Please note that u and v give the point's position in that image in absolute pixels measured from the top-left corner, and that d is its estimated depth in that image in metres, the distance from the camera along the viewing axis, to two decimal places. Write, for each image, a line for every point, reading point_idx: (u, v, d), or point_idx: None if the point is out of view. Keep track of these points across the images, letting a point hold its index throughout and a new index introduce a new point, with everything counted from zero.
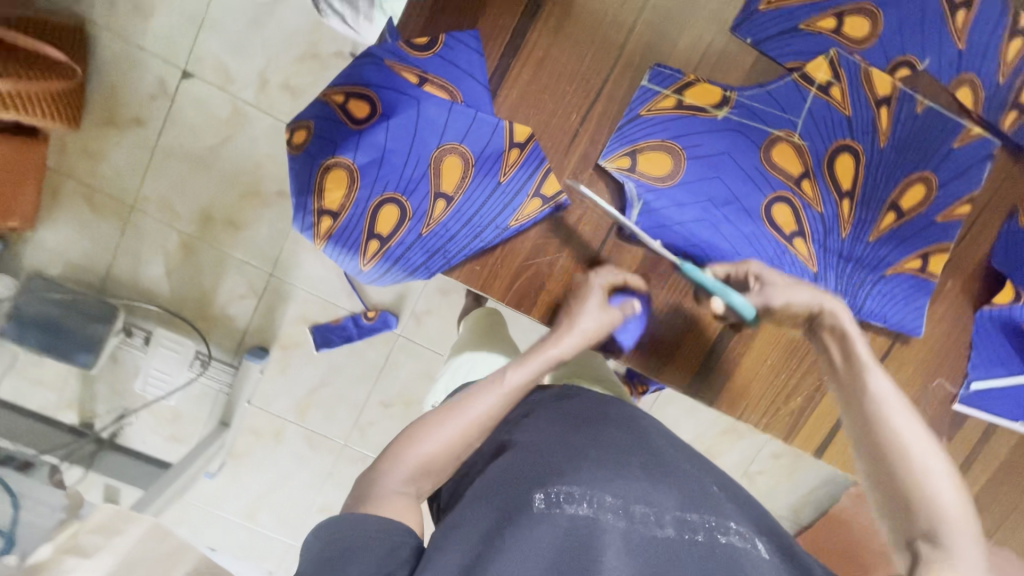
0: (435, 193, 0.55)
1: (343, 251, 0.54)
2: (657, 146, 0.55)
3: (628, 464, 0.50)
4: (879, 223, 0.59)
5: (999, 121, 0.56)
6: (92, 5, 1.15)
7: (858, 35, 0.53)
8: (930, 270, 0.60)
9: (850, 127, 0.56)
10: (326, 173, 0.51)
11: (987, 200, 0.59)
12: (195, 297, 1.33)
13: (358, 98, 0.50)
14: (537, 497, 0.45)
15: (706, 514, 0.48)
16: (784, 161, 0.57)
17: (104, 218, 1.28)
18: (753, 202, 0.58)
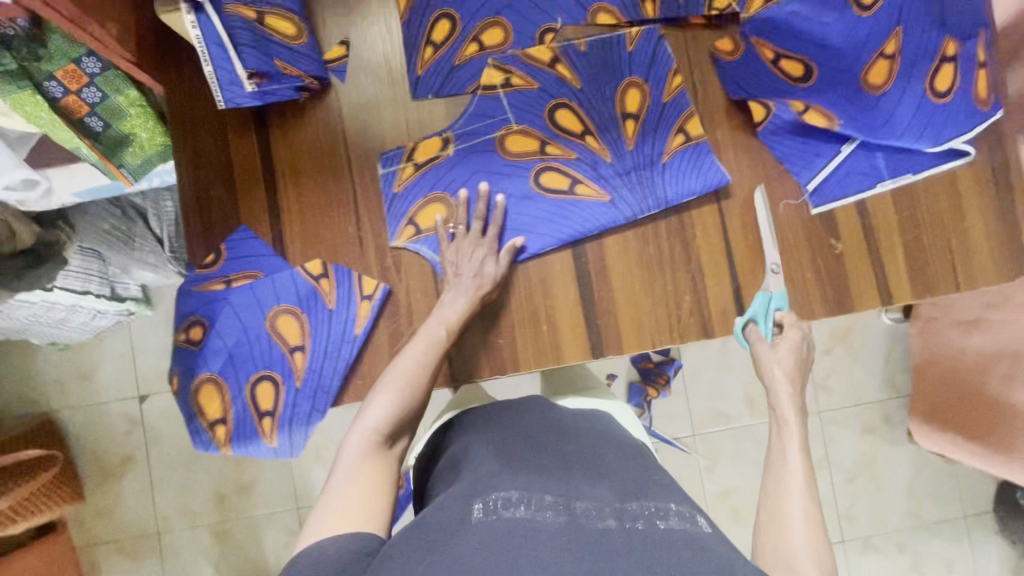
0: (288, 351, 0.63)
1: (247, 442, 0.62)
2: (426, 203, 0.65)
3: (568, 475, 0.53)
4: (626, 133, 0.66)
5: (643, 15, 0.68)
6: (50, 397, 1.33)
7: (498, 40, 0.66)
8: (694, 135, 0.66)
9: (547, 91, 0.66)
10: (200, 391, 0.62)
11: (688, 62, 0.68)
12: (249, 573, 1.35)
13: (194, 326, 0.63)
14: (474, 507, 0.47)
15: (645, 503, 0.49)
16: (520, 146, 0.65)
17: (142, 558, 1.35)
18: (524, 188, 0.65)
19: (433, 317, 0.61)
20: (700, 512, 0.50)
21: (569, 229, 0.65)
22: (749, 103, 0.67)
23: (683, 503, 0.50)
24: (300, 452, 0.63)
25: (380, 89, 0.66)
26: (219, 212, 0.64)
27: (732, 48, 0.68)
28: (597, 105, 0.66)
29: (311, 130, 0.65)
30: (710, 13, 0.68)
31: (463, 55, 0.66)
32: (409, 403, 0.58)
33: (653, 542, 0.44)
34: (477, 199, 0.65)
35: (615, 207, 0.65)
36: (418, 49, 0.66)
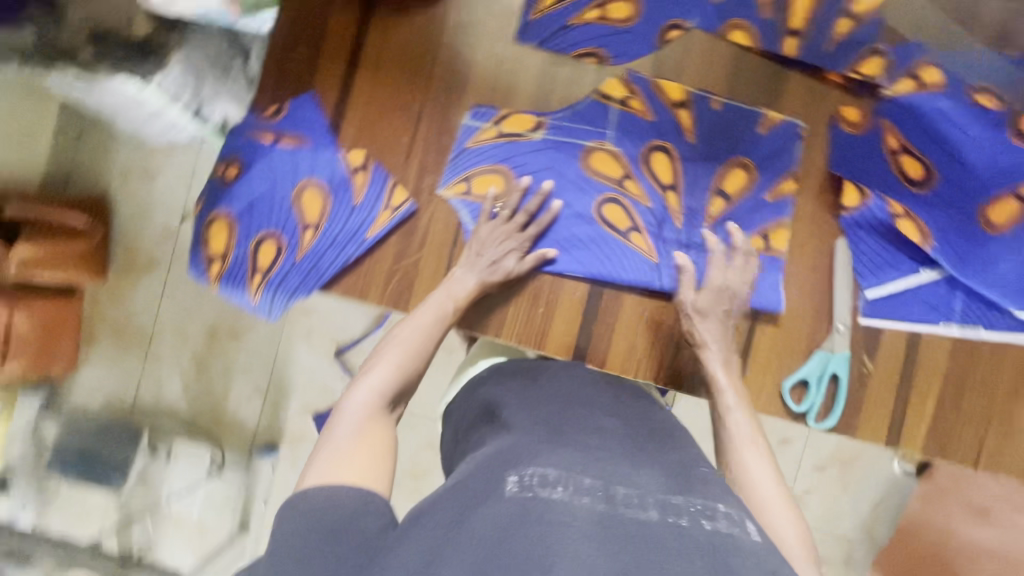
0: (302, 225, 0.64)
1: (233, 288, 0.65)
2: (485, 172, 0.64)
3: (611, 454, 0.46)
4: (709, 210, 0.63)
5: (780, 49, 0.62)
6: None
7: (622, 16, 0.63)
8: (773, 246, 0.63)
9: (657, 130, 0.63)
10: (213, 225, 0.65)
11: (805, 115, 0.63)
12: (208, 408, 1.39)
13: (231, 165, 0.65)
14: (509, 480, 0.41)
15: (693, 499, 0.42)
16: (604, 168, 0.63)
17: (126, 350, 1.39)
18: (584, 205, 0.63)
19: (443, 291, 0.60)
20: (750, 516, 0.43)
21: (603, 266, 0.62)
22: (845, 182, 0.62)
23: (734, 504, 0.43)
24: (275, 320, 0.66)
25: (488, 19, 0.64)
26: (295, 74, 0.65)
27: (857, 121, 0.62)
28: (697, 167, 0.64)
29: (408, 33, 0.64)
30: (850, 75, 0.61)
31: (581, 18, 0.63)
32: (414, 364, 0.57)
33: (707, 550, 0.37)
34: (535, 194, 0.63)
35: (659, 270, 0.63)
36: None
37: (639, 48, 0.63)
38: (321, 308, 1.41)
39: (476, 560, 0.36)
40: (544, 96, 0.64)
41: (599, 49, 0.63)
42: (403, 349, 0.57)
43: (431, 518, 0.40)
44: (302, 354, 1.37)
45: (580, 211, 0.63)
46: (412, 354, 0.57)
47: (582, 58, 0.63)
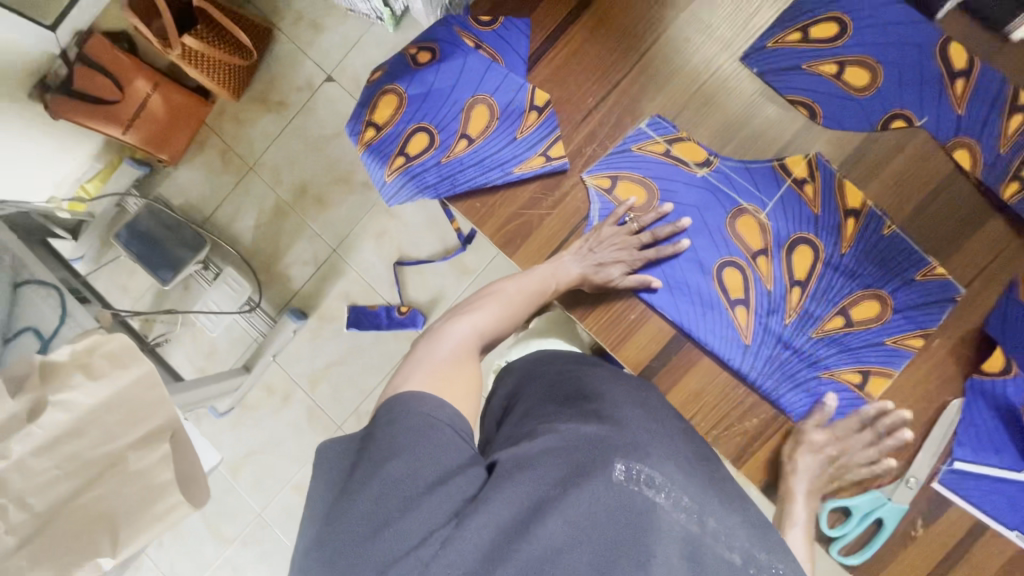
0: (461, 133, 0.65)
1: (375, 160, 0.66)
2: (633, 181, 0.63)
3: (709, 483, 0.45)
4: (825, 323, 0.60)
5: (997, 188, 0.58)
6: (284, 17, 1.50)
7: (858, 83, 0.60)
8: (867, 388, 0.60)
9: (816, 224, 0.61)
10: (383, 95, 0.66)
11: (987, 264, 0.59)
12: (268, 252, 1.50)
13: (425, 50, 0.65)
14: (617, 467, 0.40)
15: (779, 563, 0.41)
16: (745, 234, 0.61)
17: (227, 171, 1.53)
18: (708, 258, 0.62)
19: (549, 268, 0.61)
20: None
21: (694, 322, 0.61)
22: (995, 347, 0.58)
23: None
24: (392, 205, 0.67)
25: (725, 26, 0.62)
26: None
27: None
28: (836, 278, 0.60)
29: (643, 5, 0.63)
30: None
31: (816, 67, 0.61)
32: (506, 321, 0.60)
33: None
34: (670, 224, 0.62)
35: (744, 354, 0.61)
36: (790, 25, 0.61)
37: (857, 122, 0.60)
38: (404, 216, 1.45)
39: (568, 535, 0.37)
40: (739, 122, 0.62)
41: (816, 104, 0.61)
42: (500, 305, 0.60)
43: (531, 468, 0.41)
44: (367, 248, 1.45)
45: (701, 261, 0.62)
46: (508, 311, 0.60)
47: (796, 104, 0.61)
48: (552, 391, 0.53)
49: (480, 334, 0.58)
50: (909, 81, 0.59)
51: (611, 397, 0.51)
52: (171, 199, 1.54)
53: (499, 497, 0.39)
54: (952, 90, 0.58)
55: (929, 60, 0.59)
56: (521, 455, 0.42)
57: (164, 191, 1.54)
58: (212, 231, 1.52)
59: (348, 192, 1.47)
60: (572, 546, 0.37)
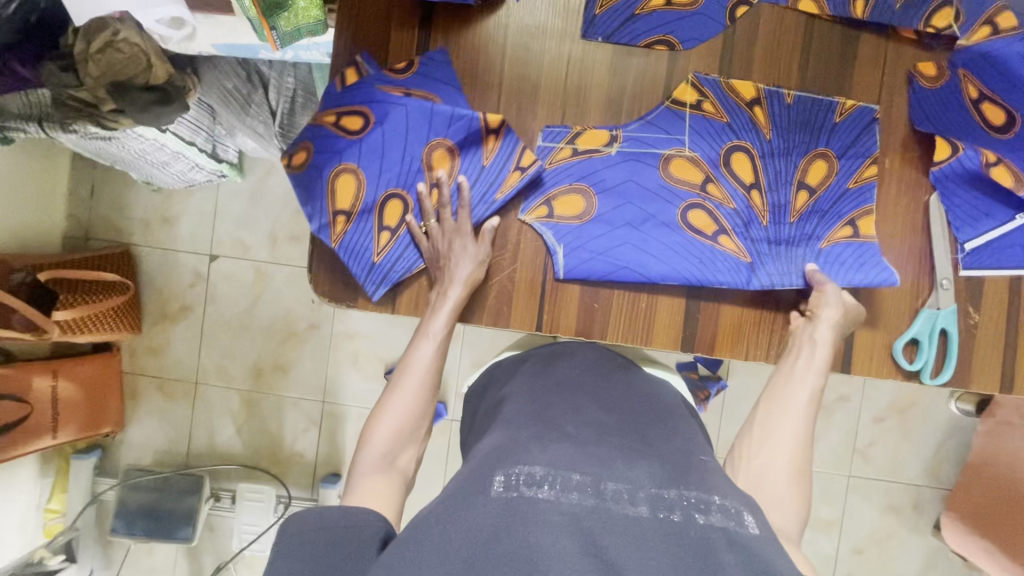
0: (430, 183, 0.63)
1: (355, 248, 0.62)
2: (568, 192, 0.63)
3: (603, 449, 0.52)
4: (794, 203, 0.63)
5: (850, 13, 0.62)
6: (132, 233, 1.43)
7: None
8: (864, 233, 0.62)
9: (733, 130, 0.63)
10: (336, 178, 0.61)
11: (882, 75, 0.63)
12: (266, 445, 1.45)
13: (353, 115, 0.61)
14: (496, 481, 0.47)
15: (686, 492, 0.48)
16: (686, 176, 0.63)
17: (177, 401, 1.46)
18: (666, 214, 0.63)
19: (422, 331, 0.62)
20: (749, 510, 0.48)
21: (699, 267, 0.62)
22: (934, 138, 0.62)
23: (731, 497, 0.48)
24: (379, 293, 0.63)
25: (553, 16, 0.63)
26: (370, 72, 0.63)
27: (934, 76, 0.62)
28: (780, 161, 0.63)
29: (472, 42, 0.63)
30: (924, 30, 0.62)
31: (646, 6, 0.63)
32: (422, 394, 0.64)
33: (690, 543, 0.44)
34: (619, 208, 0.63)
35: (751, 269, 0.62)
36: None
37: (707, 30, 0.63)
38: (365, 330, 1.44)
39: (465, 556, 0.42)
40: (619, 88, 0.63)
41: (667, 36, 0.63)
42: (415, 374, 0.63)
43: (426, 514, 0.47)
44: (352, 378, 1.44)
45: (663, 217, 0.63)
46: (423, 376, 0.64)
47: (652, 46, 0.63)
48: (486, 431, 0.61)
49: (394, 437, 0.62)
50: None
51: (506, 411, 0.59)
52: (141, 461, 1.46)
53: (399, 555, 0.44)
54: None
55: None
56: (420, 514, 0.49)
57: (129, 458, 1.46)
58: (201, 462, 1.46)
59: (299, 343, 1.44)
60: (470, 562, 0.42)
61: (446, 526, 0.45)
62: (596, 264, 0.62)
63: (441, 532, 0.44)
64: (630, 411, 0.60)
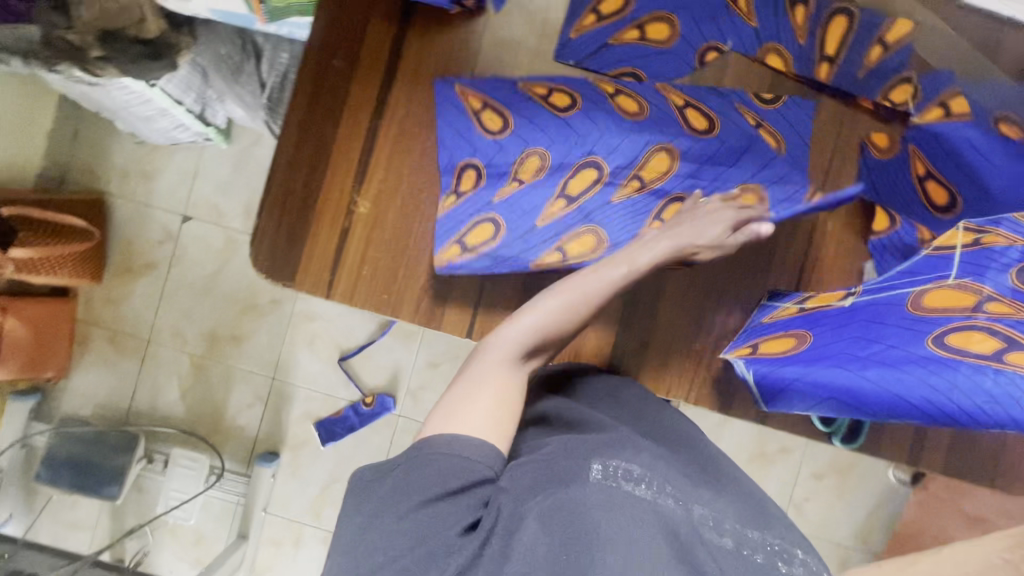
0: (558, 195, 0.64)
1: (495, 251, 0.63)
2: (778, 338, 0.56)
3: (688, 470, 0.51)
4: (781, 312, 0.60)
5: (814, 74, 0.65)
6: (109, 182, 1.42)
7: (661, 36, 0.65)
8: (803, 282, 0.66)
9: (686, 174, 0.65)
10: (525, 154, 0.65)
11: (835, 139, 0.66)
12: (208, 413, 1.44)
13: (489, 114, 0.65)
14: (595, 467, 0.46)
15: (770, 537, 0.46)
16: (940, 294, 0.47)
17: (125, 357, 1.44)
18: (910, 343, 0.45)
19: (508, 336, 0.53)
20: (824, 566, 0.46)
21: (955, 399, 0.41)
22: (875, 208, 0.65)
23: (811, 553, 0.46)
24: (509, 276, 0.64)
25: (528, 35, 0.65)
26: (336, 66, 0.64)
27: (887, 147, 0.64)
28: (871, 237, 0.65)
29: (448, 46, 0.65)
30: (882, 102, 0.65)
31: (621, 37, 0.65)
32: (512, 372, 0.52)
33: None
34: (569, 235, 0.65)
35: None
36: (573, 100, 0.64)
37: (677, 69, 0.65)
38: (326, 313, 1.44)
39: (556, 545, 0.41)
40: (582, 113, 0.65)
41: (637, 70, 0.66)
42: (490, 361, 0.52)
43: (519, 481, 0.45)
44: (306, 360, 1.44)
45: (905, 332, 0.46)
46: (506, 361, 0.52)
47: (621, 76, 0.66)
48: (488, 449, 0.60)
49: (531, 343, 0.53)
50: (732, 156, 0.63)
51: (589, 411, 0.56)
52: (79, 411, 1.44)
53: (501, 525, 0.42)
54: (738, 9, 0.65)
55: (739, 122, 0.63)
56: (517, 466, 0.47)
57: (68, 406, 1.44)
58: (139, 422, 1.44)
59: (259, 317, 1.44)
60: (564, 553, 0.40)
61: (548, 499, 0.43)
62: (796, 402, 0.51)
63: (544, 502, 0.43)
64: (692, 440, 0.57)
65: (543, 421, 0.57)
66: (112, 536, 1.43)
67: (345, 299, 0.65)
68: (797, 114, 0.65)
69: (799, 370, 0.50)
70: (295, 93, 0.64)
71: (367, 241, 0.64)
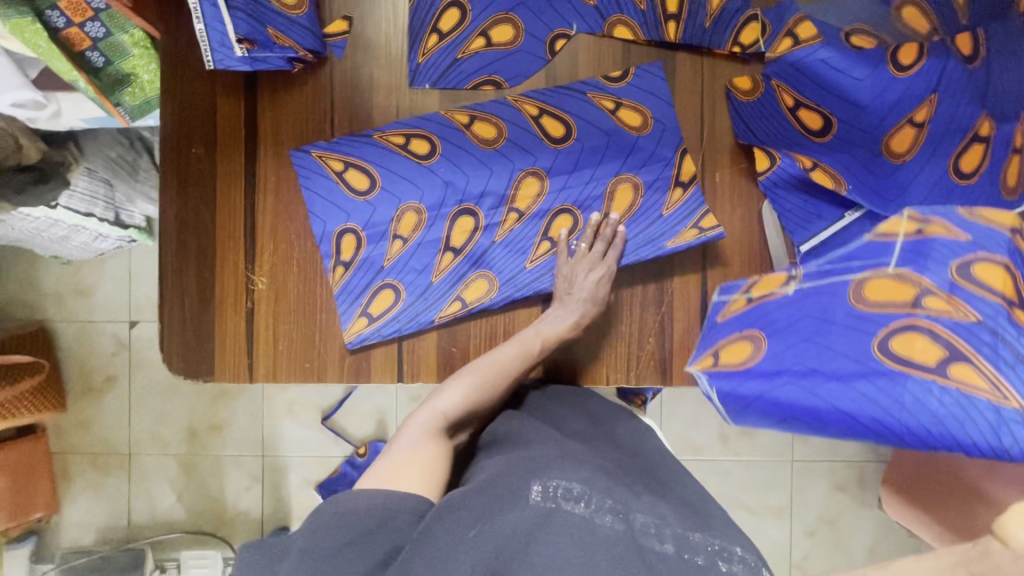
0: (444, 248, 0.65)
1: (392, 308, 0.65)
2: (738, 339, 0.53)
3: (628, 482, 0.56)
4: (730, 306, 0.59)
5: (664, 35, 0.65)
6: (47, 308, 1.40)
7: (506, 38, 0.64)
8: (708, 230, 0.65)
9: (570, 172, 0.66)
10: (402, 210, 0.65)
11: (702, 92, 0.66)
12: (208, 507, 1.42)
13: (415, 140, 0.64)
14: (534, 491, 0.51)
15: (710, 539, 0.51)
16: (880, 279, 0.47)
17: (112, 475, 1.42)
18: (857, 348, 0.45)
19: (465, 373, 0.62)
20: (767, 566, 0.50)
21: (901, 418, 0.42)
22: (756, 149, 0.66)
23: (751, 551, 0.51)
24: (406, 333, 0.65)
25: (376, 68, 0.64)
26: (196, 152, 0.63)
27: (750, 87, 0.65)
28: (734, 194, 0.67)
29: (302, 101, 0.64)
30: (733, 48, 0.65)
31: (468, 49, 0.64)
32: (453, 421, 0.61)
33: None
34: (473, 261, 0.65)
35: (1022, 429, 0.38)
36: (432, 144, 0.64)
37: (530, 65, 0.64)
38: None
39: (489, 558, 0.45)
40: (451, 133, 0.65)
41: (493, 75, 0.64)
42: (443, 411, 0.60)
43: (460, 496, 0.51)
44: (289, 429, 1.42)
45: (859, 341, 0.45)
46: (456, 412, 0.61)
47: (479, 87, 0.64)
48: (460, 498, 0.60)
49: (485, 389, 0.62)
50: (596, 156, 0.65)
51: (530, 434, 0.60)
52: (80, 541, 1.42)
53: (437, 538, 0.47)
54: None
55: (601, 121, 0.65)
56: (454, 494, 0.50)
57: (69, 539, 1.42)
58: (143, 534, 1.42)
59: (232, 399, 1.42)
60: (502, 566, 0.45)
61: (487, 526, 0.48)
62: (756, 418, 0.49)
63: (481, 522, 0.48)
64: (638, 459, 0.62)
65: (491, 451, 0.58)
66: None
67: (268, 377, 0.64)
68: (651, 79, 0.65)
69: (757, 387, 0.48)
70: (163, 186, 0.63)
71: (275, 314, 0.64)
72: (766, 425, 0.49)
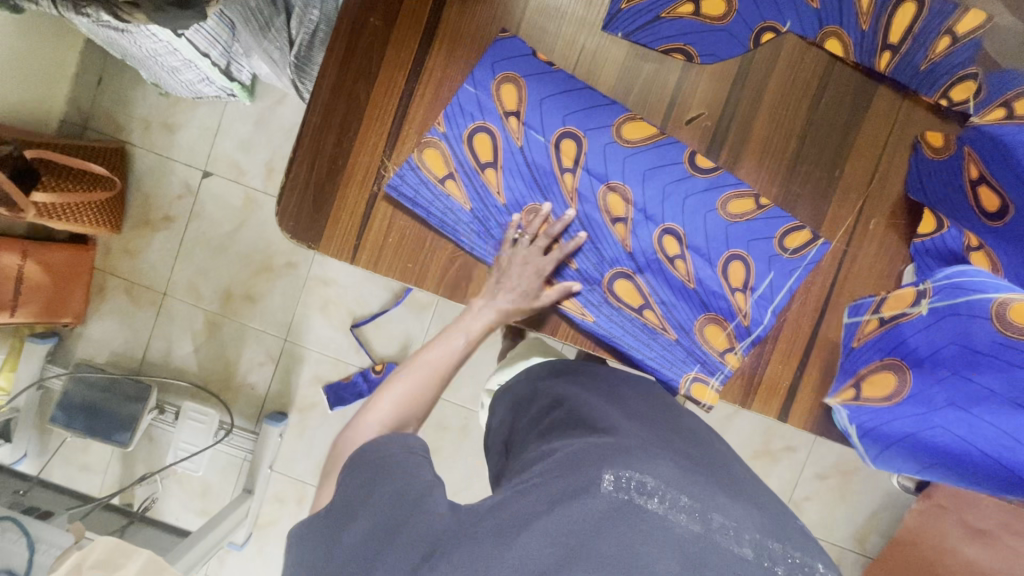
0: (613, 222, 0.67)
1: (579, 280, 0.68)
2: (877, 370, 0.65)
3: (703, 480, 0.54)
4: (862, 328, 0.67)
5: (874, 64, 0.64)
6: (131, 132, 1.41)
7: (716, 13, 0.64)
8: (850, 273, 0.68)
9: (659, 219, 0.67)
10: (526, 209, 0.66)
11: (888, 138, 0.66)
12: (220, 369, 1.46)
13: (568, 142, 0.65)
14: (606, 478, 0.49)
15: (789, 551, 0.50)
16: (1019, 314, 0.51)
17: (141, 308, 1.46)
18: (1002, 384, 0.53)
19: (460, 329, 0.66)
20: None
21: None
22: (924, 210, 0.66)
23: (832, 570, 0.50)
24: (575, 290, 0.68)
25: (574, 3, 0.64)
26: (375, 23, 0.62)
27: (943, 146, 0.64)
28: (766, 272, 0.68)
29: (490, 12, 0.63)
30: (940, 101, 0.64)
31: (674, 11, 0.64)
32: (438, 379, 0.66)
33: None
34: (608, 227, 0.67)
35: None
36: (580, 151, 0.65)
37: (728, 49, 0.65)
38: (341, 279, 1.44)
39: (560, 558, 0.44)
40: (624, 88, 0.66)
41: (687, 46, 0.65)
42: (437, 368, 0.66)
43: (529, 480, 0.51)
44: (318, 324, 1.44)
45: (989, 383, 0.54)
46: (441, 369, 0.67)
47: (669, 53, 0.65)
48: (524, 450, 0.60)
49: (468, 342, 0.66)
50: (705, 202, 0.67)
51: (604, 416, 0.60)
52: (94, 358, 1.46)
53: (500, 526, 0.47)
54: None
55: (693, 183, 0.67)
56: (525, 479, 0.51)
57: (84, 353, 1.46)
58: (153, 373, 1.46)
59: (274, 278, 1.44)
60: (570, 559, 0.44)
61: (555, 509, 0.47)
62: (903, 464, 0.63)
63: (551, 514, 0.47)
64: (704, 444, 0.62)
65: (558, 413, 0.63)
66: (123, 481, 1.47)
67: (369, 263, 0.65)
68: (842, 103, 0.66)
69: (908, 429, 0.61)
70: (328, 49, 0.62)
71: (395, 206, 0.64)
72: (916, 470, 0.62)
